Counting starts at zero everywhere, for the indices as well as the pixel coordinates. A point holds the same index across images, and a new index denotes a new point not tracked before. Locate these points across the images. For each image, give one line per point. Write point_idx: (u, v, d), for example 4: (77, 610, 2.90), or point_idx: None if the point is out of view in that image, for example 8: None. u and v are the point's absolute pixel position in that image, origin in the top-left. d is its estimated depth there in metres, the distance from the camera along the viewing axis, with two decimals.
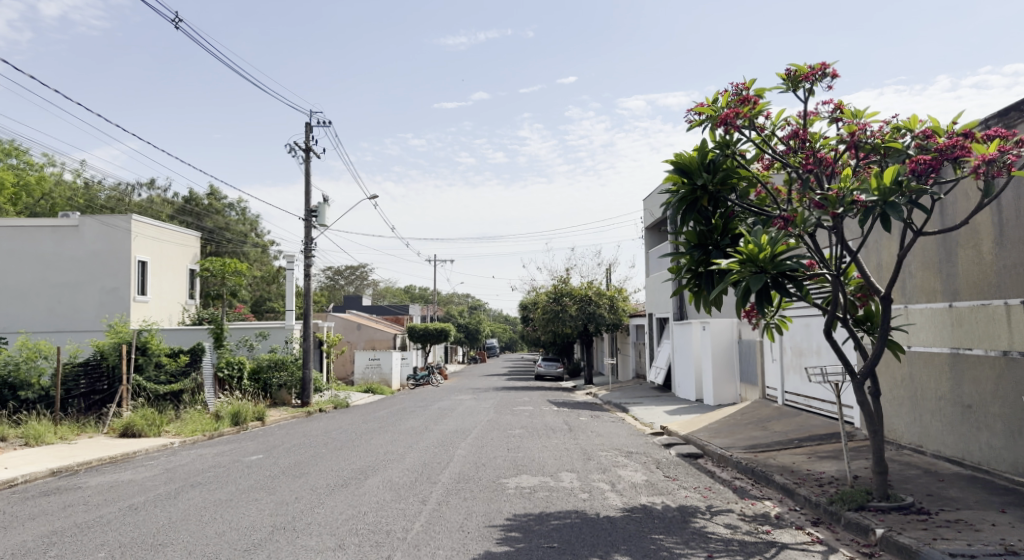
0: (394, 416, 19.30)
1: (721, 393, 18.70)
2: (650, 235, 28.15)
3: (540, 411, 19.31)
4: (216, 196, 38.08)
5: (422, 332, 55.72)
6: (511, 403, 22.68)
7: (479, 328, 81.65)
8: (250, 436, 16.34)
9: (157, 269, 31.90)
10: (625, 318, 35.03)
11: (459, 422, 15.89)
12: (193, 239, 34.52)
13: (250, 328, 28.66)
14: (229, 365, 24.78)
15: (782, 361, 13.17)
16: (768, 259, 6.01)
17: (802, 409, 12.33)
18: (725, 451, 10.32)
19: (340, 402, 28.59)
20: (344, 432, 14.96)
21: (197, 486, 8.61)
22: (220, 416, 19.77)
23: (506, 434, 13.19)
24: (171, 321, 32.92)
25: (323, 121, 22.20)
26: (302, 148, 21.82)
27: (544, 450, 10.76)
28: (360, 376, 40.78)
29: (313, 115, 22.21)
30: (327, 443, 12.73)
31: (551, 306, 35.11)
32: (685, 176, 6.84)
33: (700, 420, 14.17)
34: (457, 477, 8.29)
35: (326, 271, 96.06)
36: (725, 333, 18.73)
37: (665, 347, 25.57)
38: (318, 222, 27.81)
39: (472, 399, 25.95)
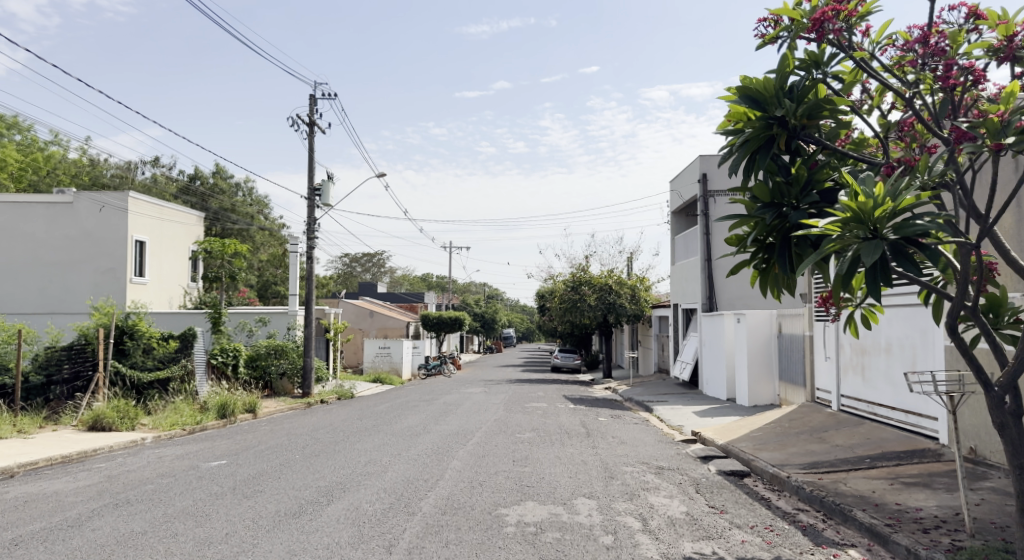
0: (395, 411, 17.59)
1: (757, 392, 16.83)
2: (677, 219, 26.19)
3: (555, 409, 17.47)
4: (221, 174, 36.58)
5: (436, 320, 54.18)
6: (524, 398, 20.91)
7: (496, 317, 80.11)
8: (231, 432, 14.70)
9: (157, 249, 30.48)
10: (647, 309, 33.07)
11: (462, 422, 14.10)
12: (196, 219, 33.03)
13: (249, 312, 27.08)
14: (223, 352, 23.17)
15: (839, 360, 11.23)
16: (886, 218, 4.12)
17: (865, 416, 10.38)
18: (778, 470, 8.41)
19: (345, 393, 27.00)
20: (332, 431, 13.24)
21: (121, 507, 6.91)
22: (206, 408, 18.16)
23: (514, 438, 11.40)
24: (172, 305, 31.49)
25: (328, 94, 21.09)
26: (304, 123, 21.03)
27: (557, 463, 8.94)
28: (369, 366, 39.22)
29: (317, 87, 21.04)
30: (306, 447, 11.02)
31: (569, 295, 33.30)
32: (755, 107, 4.98)
33: (740, 425, 12.25)
34: (442, 504, 6.50)
35: (342, 258, 94.85)
36: (763, 326, 16.86)
37: (691, 340, 23.65)
38: (322, 202, 26.13)
39: (482, 393, 24.20)
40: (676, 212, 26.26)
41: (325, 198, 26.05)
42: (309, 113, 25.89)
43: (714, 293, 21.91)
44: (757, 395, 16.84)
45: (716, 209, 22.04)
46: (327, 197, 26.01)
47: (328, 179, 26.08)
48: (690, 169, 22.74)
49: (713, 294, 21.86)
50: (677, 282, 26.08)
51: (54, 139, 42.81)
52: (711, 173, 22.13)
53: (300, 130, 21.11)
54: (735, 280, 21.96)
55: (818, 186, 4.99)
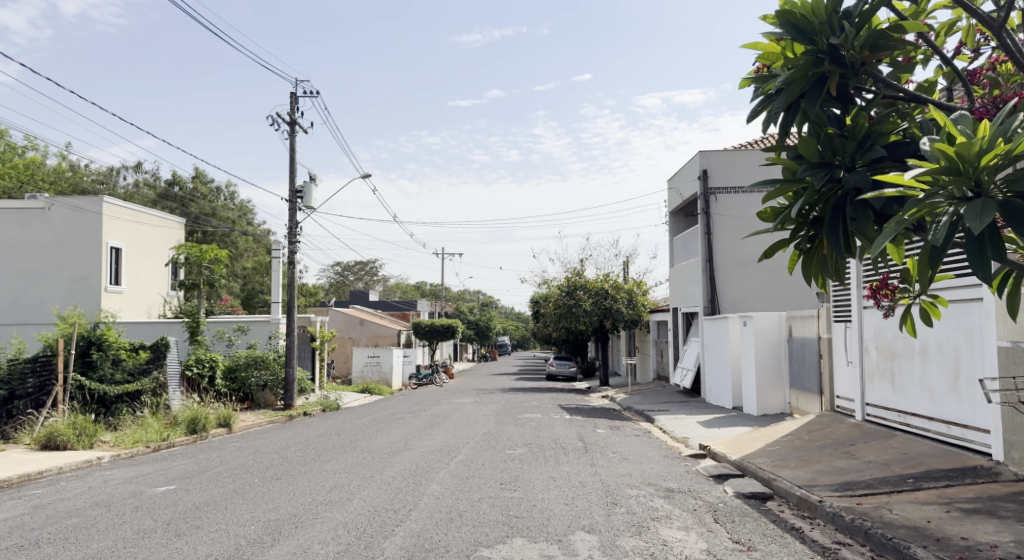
0: (379, 424, 16.42)
1: (767, 399, 15.74)
2: (675, 220, 25.16)
3: (550, 420, 16.33)
4: (203, 179, 35.41)
5: (428, 328, 52.99)
6: (517, 408, 19.76)
7: (489, 325, 78.94)
8: (198, 449, 13.51)
9: (134, 256, 29.22)
10: (644, 314, 31.97)
11: (448, 436, 12.96)
12: (177, 225, 31.83)
13: (228, 321, 25.85)
14: (199, 364, 21.90)
15: (864, 364, 10.16)
16: (994, 168, 3.06)
17: (896, 427, 9.27)
18: (807, 492, 7.29)
19: (330, 405, 25.78)
20: (305, 448, 12.07)
21: (25, 550, 5.73)
22: (176, 423, 16.90)
23: (505, 455, 10.27)
24: (150, 314, 30.24)
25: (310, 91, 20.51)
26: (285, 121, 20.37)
27: (552, 486, 7.80)
28: (358, 376, 37.98)
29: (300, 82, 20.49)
30: (272, 467, 9.87)
31: (564, 300, 32.22)
32: (801, 37, 3.95)
33: (753, 438, 11.13)
34: (411, 544, 5.35)
35: (333, 266, 93.66)
36: (772, 328, 15.81)
37: (692, 346, 22.55)
38: (304, 204, 24.92)
39: (472, 403, 22.99)
40: (674, 213, 25.24)
41: (307, 200, 24.81)
42: (289, 112, 24.70)
43: (716, 295, 20.85)
44: (766, 402, 15.74)
45: (716, 207, 21.04)
46: (309, 199, 24.79)
47: (310, 180, 24.87)
48: (689, 165, 21.74)
49: (714, 296, 20.81)
50: (676, 285, 25.01)
51: (31, 145, 41.53)
52: (711, 170, 21.22)
53: (282, 129, 20.38)
54: (738, 282, 20.91)
55: (881, 140, 3.95)
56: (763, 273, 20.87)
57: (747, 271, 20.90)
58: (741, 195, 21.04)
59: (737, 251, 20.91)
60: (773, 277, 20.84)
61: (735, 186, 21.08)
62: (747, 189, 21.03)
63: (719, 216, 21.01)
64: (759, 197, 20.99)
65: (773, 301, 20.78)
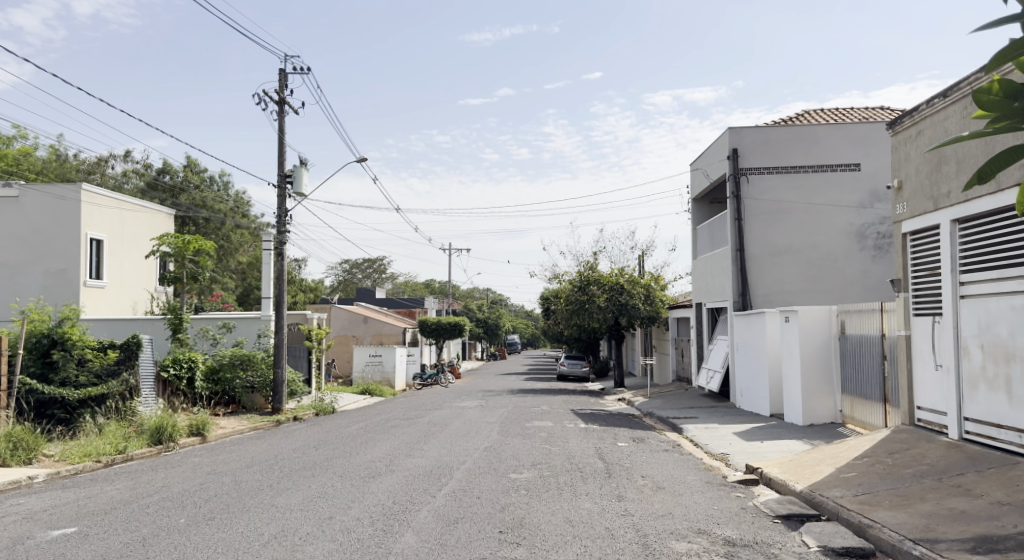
0: (367, 434, 14.37)
1: (814, 406, 13.61)
2: (697, 208, 23.20)
3: (563, 430, 14.26)
4: (195, 168, 33.56)
5: (434, 326, 51.00)
6: (526, 414, 17.67)
7: (499, 323, 77.08)
8: (150, 465, 11.49)
9: (116, 248, 27.33)
10: (663, 310, 29.81)
11: (443, 452, 10.88)
12: (164, 216, 29.94)
13: (212, 317, 23.88)
14: (176, 364, 19.83)
15: (963, 369, 8.03)
16: None
17: (1015, 451, 7.14)
18: (931, 553, 5.15)
19: (324, 408, 23.82)
20: (270, 468, 10.04)
21: None
22: (140, 432, 14.85)
23: (510, 483, 8.19)
24: (135, 310, 28.37)
25: (301, 68, 18.91)
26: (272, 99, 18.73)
27: (569, 538, 5.71)
28: (359, 376, 36.03)
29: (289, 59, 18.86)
30: (215, 499, 7.82)
31: (576, 296, 30.13)
32: None
33: (814, 458, 8.98)
34: None
35: (341, 263, 91.90)
36: (819, 325, 13.70)
37: (720, 345, 20.45)
38: (294, 190, 22.89)
39: (476, 407, 20.94)
40: (698, 199, 23.17)
41: (297, 185, 22.72)
42: (278, 90, 22.65)
43: (748, 289, 18.76)
44: (814, 410, 13.61)
45: (749, 189, 18.95)
46: (299, 184, 22.70)
47: (301, 164, 22.82)
48: (718, 143, 19.65)
49: (746, 289, 18.72)
50: (700, 279, 22.90)
51: (20, 135, 39.78)
52: (743, 148, 19.12)
53: (267, 108, 18.73)
54: (774, 273, 18.79)
55: None
56: (800, 264, 18.74)
57: (783, 260, 18.77)
58: (776, 175, 18.93)
59: (771, 238, 18.80)
60: (812, 268, 18.69)
61: (769, 166, 18.98)
62: (783, 169, 18.93)
63: (752, 200, 18.92)
64: (796, 178, 18.85)
65: (813, 295, 18.62)
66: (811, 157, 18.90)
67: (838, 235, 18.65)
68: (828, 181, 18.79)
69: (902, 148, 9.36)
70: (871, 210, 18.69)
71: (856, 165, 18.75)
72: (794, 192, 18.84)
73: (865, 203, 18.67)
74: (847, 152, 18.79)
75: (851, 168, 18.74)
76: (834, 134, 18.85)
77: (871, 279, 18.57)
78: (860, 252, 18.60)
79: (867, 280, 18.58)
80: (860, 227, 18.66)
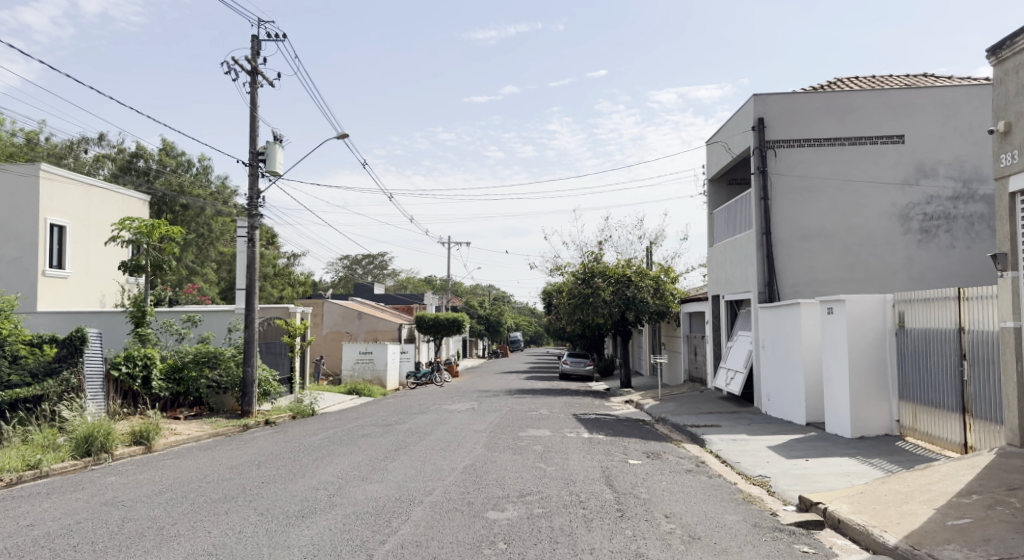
0: (331, 444, 12.11)
1: (865, 415, 11.30)
2: (715, 190, 21.05)
3: (563, 442, 11.99)
4: (171, 151, 31.44)
5: (432, 323, 48.74)
6: (521, 421, 15.40)
7: (501, 319, 74.99)
8: (50, 488, 9.22)
9: (80, 235, 25.12)
10: (673, 305, 27.51)
11: (409, 474, 8.61)
12: (135, 201, 27.78)
13: (177, 310, 21.65)
14: (129, 361, 17.56)
15: None
16: None
17: None
18: None
19: (302, 410, 21.62)
20: (183, 497, 7.79)
21: None
22: (67, 442, 12.54)
23: (484, 529, 5.92)
24: (104, 303, 26.27)
25: (275, 34, 17.01)
26: (241, 67, 16.91)
27: None
28: (348, 375, 33.83)
29: (262, 24, 17.01)
30: (69, 555, 5.55)
31: (580, 289, 27.90)
32: None
33: (897, 493, 6.66)
34: None
35: (340, 259, 90.02)
36: (871, 318, 11.41)
37: (742, 342, 18.17)
38: (267, 169, 20.48)
39: (467, 411, 18.65)
40: (716, 179, 20.96)
41: (269, 164, 20.42)
42: (250, 58, 20.42)
43: (775, 277, 16.48)
44: (866, 420, 11.30)
45: (777, 166, 16.68)
46: (272, 162, 20.38)
47: (274, 140, 20.55)
48: (741, 113, 17.33)
49: (774, 278, 16.45)
50: (717, 269, 20.60)
51: None
52: (770, 117, 16.78)
53: (237, 78, 16.96)
54: (805, 260, 16.50)
55: None
56: (836, 250, 16.43)
57: (815, 245, 16.49)
58: (807, 149, 16.65)
59: (802, 221, 16.54)
60: (848, 254, 16.38)
61: (799, 139, 16.70)
62: (816, 142, 16.64)
63: (781, 176, 16.65)
64: (831, 152, 16.55)
65: (849, 285, 16.31)
66: (847, 129, 16.58)
67: (878, 216, 16.33)
68: (867, 155, 16.47)
69: (1013, 79, 7.12)
70: (918, 188, 16.33)
71: (899, 136, 16.41)
72: (827, 168, 16.55)
73: (909, 180, 16.33)
74: (888, 123, 16.43)
75: (894, 140, 16.40)
76: (874, 101, 16.50)
77: (915, 267, 16.24)
78: (903, 236, 16.29)
79: (911, 269, 16.25)
80: (904, 208, 16.32)
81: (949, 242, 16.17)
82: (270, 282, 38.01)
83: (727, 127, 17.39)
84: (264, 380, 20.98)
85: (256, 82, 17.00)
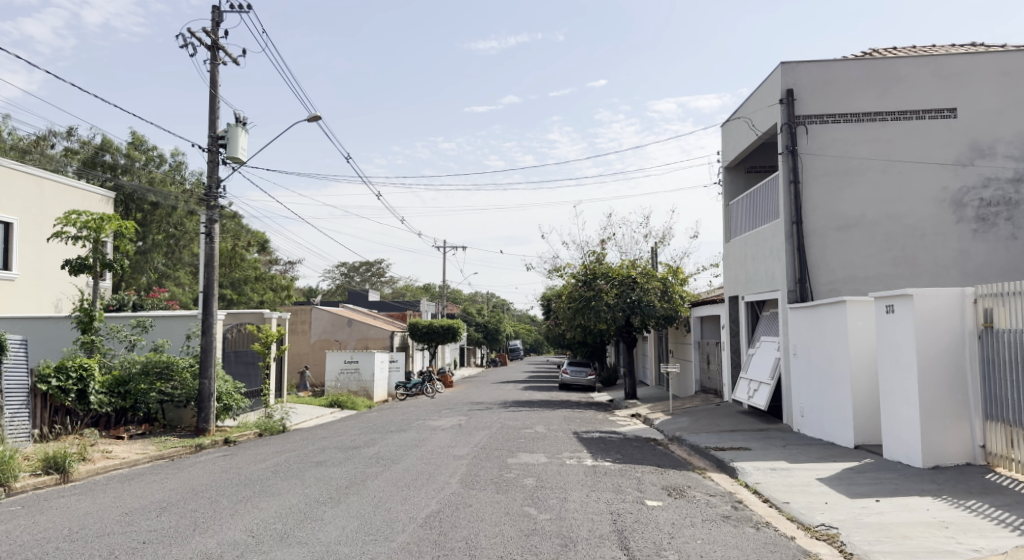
0: (274, 475, 9.77)
1: (942, 440, 8.97)
2: (731, 178, 18.89)
3: (561, 472, 9.66)
4: (141, 145, 29.22)
5: (426, 330, 46.24)
6: (513, 442, 13.07)
7: (499, 327, 72.67)
8: None
9: (30, 233, 22.81)
10: (683, 309, 25.17)
11: (348, 530, 6.30)
12: (96, 197, 25.48)
13: (127, 315, 19.30)
14: (63, 373, 15.22)
15: None
16: None
17: None
18: None
19: (269, 427, 19.32)
20: None
21: None
22: None
23: None
24: (60, 307, 23.92)
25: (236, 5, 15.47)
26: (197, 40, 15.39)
27: None
28: (332, 386, 31.45)
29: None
30: None
31: (580, 292, 25.63)
32: None
33: None
34: None
35: (337, 266, 87.97)
36: (946, 317, 9.12)
37: (766, 350, 15.88)
38: (227, 155, 18.10)
39: (453, 428, 16.32)
40: (733, 166, 18.82)
41: (229, 150, 18.03)
42: (210, 31, 18.15)
43: (808, 273, 14.19)
44: (943, 446, 8.97)
45: (808, 144, 14.43)
46: (233, 147, 18.00)
47: (236, 123, 18.16)
48: (766, 86, 15.09)
49: (806, 274, 14.16)
50: (735, 266, 18.30)
51: None
52: (800, 88, 14.53)
53: (194, 52, 15.43)
54: (843, 253, 14.20)
55: None
56: (878, 241, 14.12)
57: (853, 236, 14.21)
58: (844, 125, 14.41)
59: (838, 208, 14.29)
60: (892, 246, 14.09)
61: (834, 113, 14.46)
62: (854, 117, 14.40)
63: (813, 157, 14.39)
64: (871, 129, 14.31)
65: (893, 282, 14.00)
66: (890, 102, 14.33)
67: (928, 202, 14.05)
68: (913, 132, 14.21)
69: None
70: (973, 169, 14.05)
71: (950, 110, 14.15)
72: (867, 146, 14.29)
73: (964, 160, 14.05)
74: (938, 94, 14.18)
75: (944, 114, 14.15)
76: (921, 70, 14.25)
77: (972, 261, 13.91)
78: (957, 226, 13.99)
79: (966, 264, 13.94)
80: (957, 192, 14.03)
81: (1011, 233, 13.91)
82: (250, 287, 35.66)
83: (750, 101, 15.14)
84: (226, 393, 18.65)
85: (213, 57, 15.46)
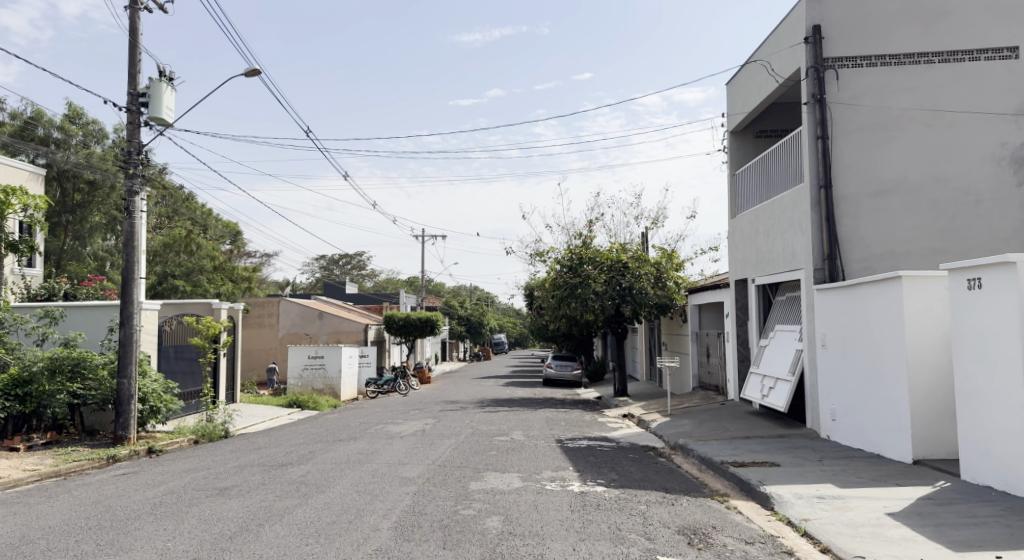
0: (145, 515, 7.11)
1: None
2: (738, 144, 16.47)
3: (538, 504, 7.16)
4: (78, 118, 26.34)
5: (403, 323, 43.64)
6: (481, 455, 10.53)
7: (483, 321, 70.15)
8: None
9: None
10: (678, 297, 22.79)
11: None
12: (24, 173, 22.64)
13: (30, 306, 16.52)
14: None
15: None
16: None
17: None
18: None
19: (206, 433, 16.67)
20: None
21: None
22: None
23: None
24: None
25: None
26: None
27: None
28: (296, 383, 28.79)
29: None
30: None
31: (566, 279, 23.17)
32: None
33: None
34: None
35: (315, 259, 85.08)
36: None
37: (783, 340, 13.48)
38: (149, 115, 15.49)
39: (414, 436, 13.74)
40: (740, 130, 16.39)
41: (152, 108, 15.41)
42: None
43: (839, 248, 11.77)
44: None
45: (837, 93, 12.03)
46: (156, 106, 15.39)
47: (159, 78, 15.54)
48: (786, 24, 12.66)
49: (835, 249, 11.72)
50: (742, 245, 15.87)
51: None
52: (828, 25, 12.12)
53: None
54: (880, 223, 11.79)
55: None
56: (921, 209, 11.73)
57: (892, 203, 11.80)
58: (880, 69, 12.01)
59: (874, 169, 11.87)
60: (939, 214, 11.72)
61: (869, 55, 12.06)
62: (892, 60, 12.00)
63: (844, 107, 11.98)
64: (913, 73, 11.93)
65: (940, 257, 11.65)
66: (935, 41, 11.92)
67: (982, 160, 11.71)
68: (963, 77, 11.85)
69: None
70: None
71: (1009, 50, 11.80)
72: (908, 95, 11.90)
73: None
74: (995, 31, 11.80)
75: (1002, 56, 11.81)
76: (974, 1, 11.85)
77: None
78: (1016, 190, 11.67)
79: None
80: (1016, 149, 11.71)
81: None
82: (208, 277, 32.83)
83: (768, 42, 12.69)
84: (153, 395, 16.01)
85: None
